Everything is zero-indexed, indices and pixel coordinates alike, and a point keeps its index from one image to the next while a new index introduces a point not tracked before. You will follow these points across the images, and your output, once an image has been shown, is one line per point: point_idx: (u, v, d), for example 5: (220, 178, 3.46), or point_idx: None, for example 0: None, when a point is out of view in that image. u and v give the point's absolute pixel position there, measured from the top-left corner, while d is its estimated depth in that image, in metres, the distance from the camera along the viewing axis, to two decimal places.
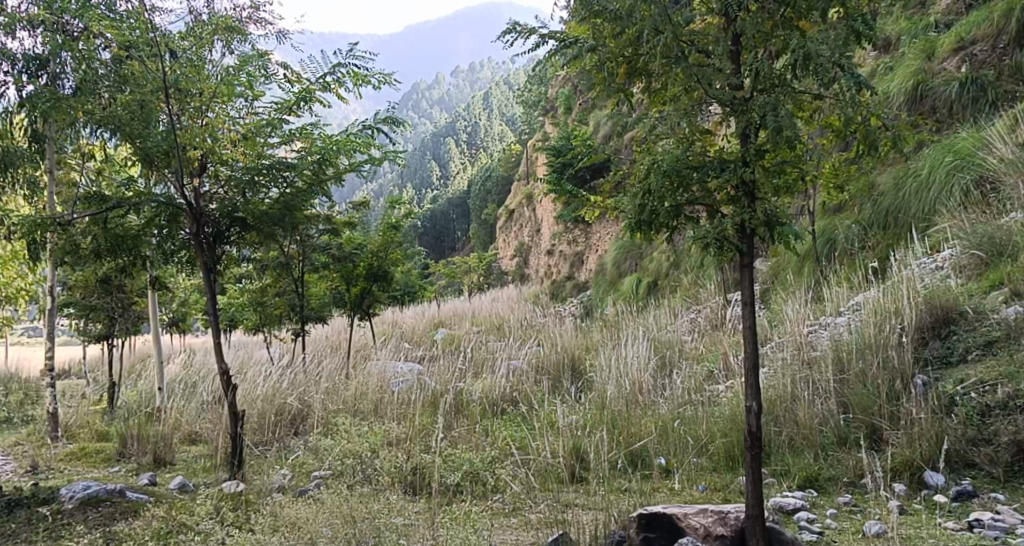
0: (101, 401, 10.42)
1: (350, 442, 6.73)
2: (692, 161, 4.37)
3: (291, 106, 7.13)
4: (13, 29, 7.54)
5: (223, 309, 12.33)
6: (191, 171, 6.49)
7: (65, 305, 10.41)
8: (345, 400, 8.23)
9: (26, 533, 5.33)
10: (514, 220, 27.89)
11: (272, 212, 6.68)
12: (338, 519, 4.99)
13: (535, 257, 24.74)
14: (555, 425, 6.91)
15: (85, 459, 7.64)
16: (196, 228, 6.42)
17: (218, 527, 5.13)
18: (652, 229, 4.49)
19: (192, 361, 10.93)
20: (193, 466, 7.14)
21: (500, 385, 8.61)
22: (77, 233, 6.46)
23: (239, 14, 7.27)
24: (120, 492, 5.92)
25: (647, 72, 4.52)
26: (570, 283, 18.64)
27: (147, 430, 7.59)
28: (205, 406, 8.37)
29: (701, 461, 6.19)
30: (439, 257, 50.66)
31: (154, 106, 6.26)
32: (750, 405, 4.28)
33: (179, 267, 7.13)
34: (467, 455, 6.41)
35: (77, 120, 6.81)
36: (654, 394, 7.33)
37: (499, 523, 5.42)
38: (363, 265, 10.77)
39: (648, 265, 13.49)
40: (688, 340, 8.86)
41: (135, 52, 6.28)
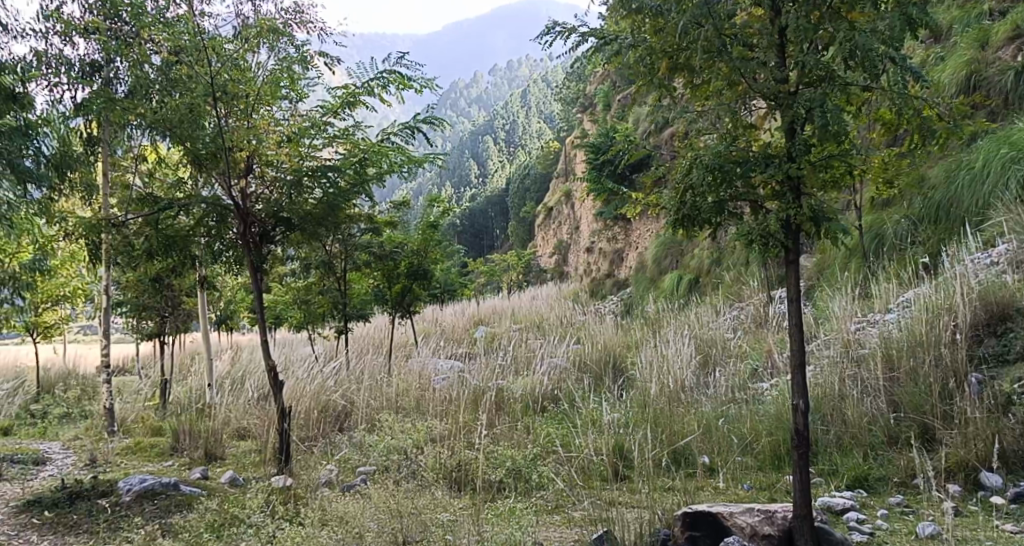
0: (153, 397, 10.69)
1: (395, 438, 6.85)
2: (735, 156, 4.37)
3: (335, 109, 7.24)
4: (69, 36, 7.76)
5: (269, 307, 12.53)
6: (238, 171, 6.71)
7: (118, 304, 10.71)
8: (389, 398, 8.36)
9: (88, 525, 5.54)
10: (552, 218, 27.88)
11: (316, 212, 6.79)
12: (385, 514, 5.07)
13: (574, 254, 24.67)
14: (599, 423, 6.92)
15: (140, 453, 7.86)
16: (242, 228, 6.63)
17: (269, 521, 5.26)
18: (695, 225, 4.49)
19: (240, 358, 11.16)
20: (243, 461, 7.31)
21: (541, 383, 8.65)
22: (130, 234, 6.68)
23: (283, 18, 7.42)
24: (174, 485, 6.06)
25: (689, 67, 4.51)
26: (611, 280, 18.53)
27: (198, 425, 7.79)
28: (252, 403, 8.53)
29: (746, 460, 6.16)
30: (477, 255, 50.76)
31: (203, 108, 6.41)
32: (798, 403, 4.27)
33: (228, 266, 7.31)
34: (509, 453, 6.46)
35: (130, 123, 7.00)
36: (696, 392, 7.32)
37: (543, 520, 5.46)
38: (403, 264, 10.89)
39: (689, 262, 13.39)
40: (731, 337, 8.81)
41: (185, 57, 6.44)
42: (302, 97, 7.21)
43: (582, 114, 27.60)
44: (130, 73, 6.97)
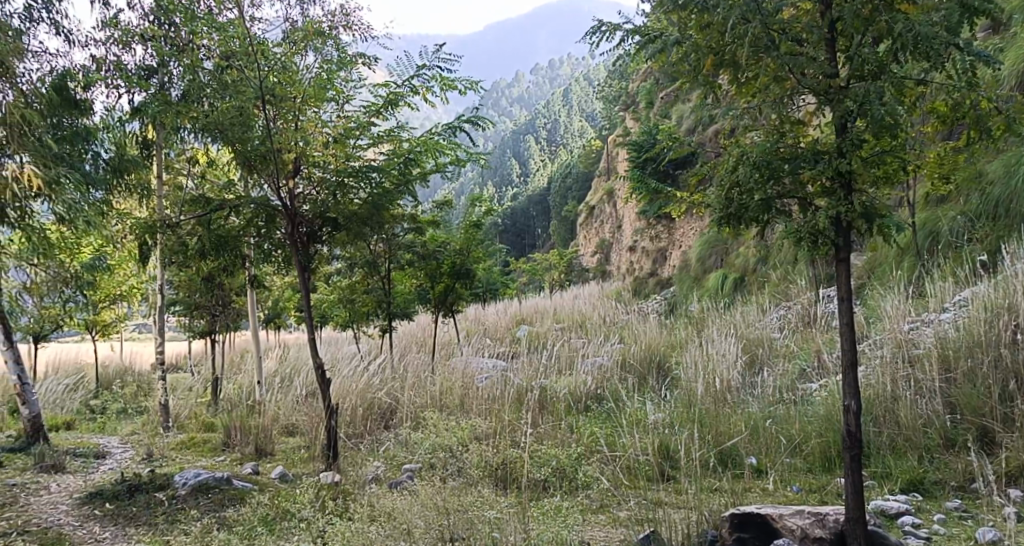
0: (204, 393, 10.93)
1: (440, 435, 6.93)
2: (783, 153, 4.33)
3: (378, 109, 7.15)
4: (127, 43, 7.98)
5: (315, 306, 12.72)
6: (288, 173, 6.81)
7: (171, 303, 10.97)
8: (433, 396, 8.43)
9: (146, 517, 5.72)
10: (594, 217, 27.78)
11: (360, 212, 6.89)
12: (432, 511, 5.13)
13: (617, 253, 24.55)
14: (644, 423, 6.90)
15: (194, 448, 8.06)
16: (290, 228, 6.77)
17: (319, 516, 5.38)
18: (741, 224, 4.46)
19: (287, 356, 11.36)
20: (292, 456, 7.44)
21: (585, 382, 8.63)
22: (183, 234, 6.85)
23: (329, 20, 7.52)
24: (227, 479, 6.20)
25: (735, 63, 4.49)
26: (654, 279, 18.40)
27: (248, 422, 7.95)
28: (300, 400, 8.67)
29: (795, 461, 6.08)
30: (519, 254, 50.78)
31: (253, 111, 6.55)
32: (850, 404, 4.21)
33: (276, 266, 7.45)
34: (554, 452, 6.47)
35: (183, 125, 7.18)
36: (743, 392, 7.25)
37: (588, 520, 5.47)
38: (446, 264, 10.96)
39: (734, 260, 13.26)
40: (779, 337, 8.71)
41: (236, 62, 6.59)
42: (347, 98, 7.16)
43: (624, 112, 27.44)
44: (183, 78, 7.14)
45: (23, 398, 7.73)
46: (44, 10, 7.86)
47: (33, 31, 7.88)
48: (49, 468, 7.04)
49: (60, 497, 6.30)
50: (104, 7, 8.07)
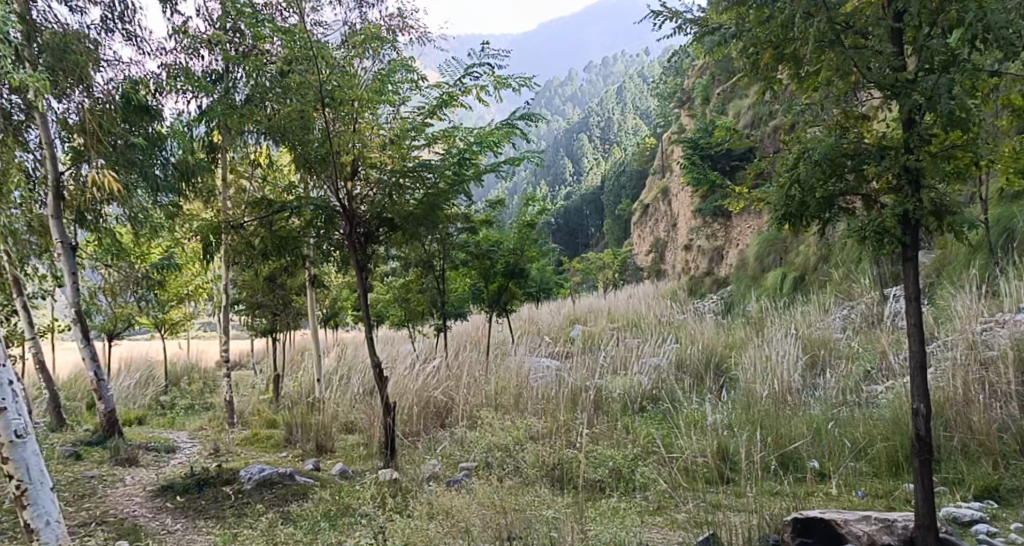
0: (266, 390, 11.20)
1: (495, 434, 6.97)
2: (846, 149, 4.24)
3: (432, 111, 7.23)
4: (195, 49, 8.22)
5: (372, 305, 12.91)
6: (346, 175, 6.96)
7: (234, 302, 11.27)
8: (489, 395, 8.48)
9: (215, 510, 5.90)
10: (649, 215, 27.54)
11: (416, 213, 6.98)
12: (489, 510, 5.18)
13: (672, 252, 24.29)
14: (701, 424, 6.85)
15: (258, 444, 8.27)
16: (349, 229, 6.89)
17: (380, 512, 5.48)
18: (803, 222, 4.39)
19: (345, 355, 11.56)
20: (351, 453, 7.59)
21: (641, 382, 8.58)
22: (248, 235, 7.04)
23: (388, 23, 7.67)
24: (290, 475, 6.35)
25: (797, 58, 4.42)
26: (710, 278, 18.16)
27: (309, 419, 8.11)
28: (359, 398, 8.81)
29: (860, 466, 5.96)
30: (572, 253, 50.66)
31: (312, 114, 6.73)
32: (919, 408, 4.13)
33: (336, 266, 7.60)
34: (610, 452, 6.45)
35: (246, 128, 7.36)
36: (804, 394, 7.14)
37: (645, 521, 5.45)
38: (500, 263, 11.01)
39: (794, 259, 13.01)
40: (841, 337, 8.54)
41: (298, 67, 6.74)
42: (403, 100, 7.27)
43: (680, 108, 27.11)
44: (248, 82, 7.32)
45: (99, 394, 8.01)
46: (119, 20, 8.13)
47: (109, 41, 8.17)
48: (123, 461, 7.31)
49: (134, 489, 6.53)
50: (174, 15, 8.32)
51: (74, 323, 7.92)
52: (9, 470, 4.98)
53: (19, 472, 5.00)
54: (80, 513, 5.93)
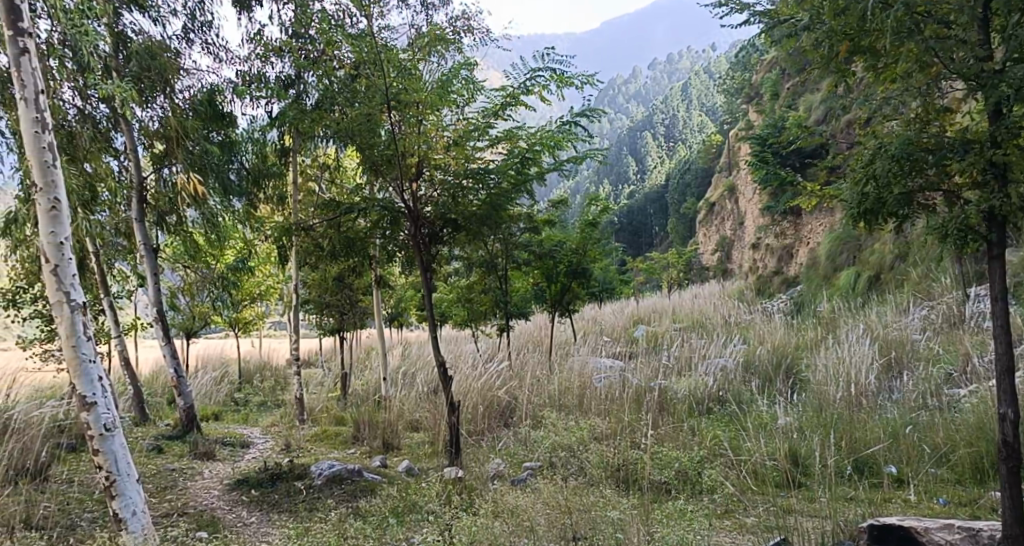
0: (334, 388, 11.44)
1: (559, 434, 6.96)
2: (926, 144, 4.13)
3: (497, 111, 7.14)
4: (268, 57, 8.42)
5: (437, 304, 13.03)
6: (411, 176, 7.09)
7: (303, 301, 11.52)
8: (552, 395, 8.46)
9: (287, 504, 6.05)
10: (715, 213, 27.10)
11: (479, 213, 7.05)
12: (554, 510, 5.22)
13: (739, 251, 23.82)
14: (770, 427, 6.71)
15: (327, 440, 8.44)
16: (413, 229, 7.05)
17: (446, 509, 5.53)
18: (879, 219, 4.28)
19: (410, 354, 11.69)
20: (417, 451, 7.68)
21: (707, 383, 8.45)
22: (317, 237, 7.20)
23: (452, 26, 7.70)
24: (358, 471, 6.45)
25: (873, 50, 4.33)
26: (778, 278, 17.77)
27: (376, 417, 8.23)
28: (424, 396, 8.90)
29: (940, 472, 5.76)
30: (636, 253, 50.25)
31: (379, 117, 6.85)
32: (1005, 412, 3.99)
33: (402, 267, 7.70)
34: (675, 454, 6.38)
35: (317, 133, 7.52)
36: (879, 397, 6.93)
37: (713, 524, 5.37)
38: (563, 263, 10.97)
39: (868, 257, 12.62)
40: (920, 338, 8.23)
41: (366, 70, 6.86)
42: (468, 101, 7.22)
43: (746, 104, 26.58)
44: (318, 86, 7.44)
45: (179, 390, 8.27)
46: (199, 30, 8.41)
47: (188, 51, 8.44)
48: (201, 455, 7.55)
49: (213, 482, 6.74)
50: (250, 23, 8.55)
51: (155, 322, 8.21)
52: (99, 462, 5.23)
53: (109, 463, 5.25)
54: (162, 504, 6.14)
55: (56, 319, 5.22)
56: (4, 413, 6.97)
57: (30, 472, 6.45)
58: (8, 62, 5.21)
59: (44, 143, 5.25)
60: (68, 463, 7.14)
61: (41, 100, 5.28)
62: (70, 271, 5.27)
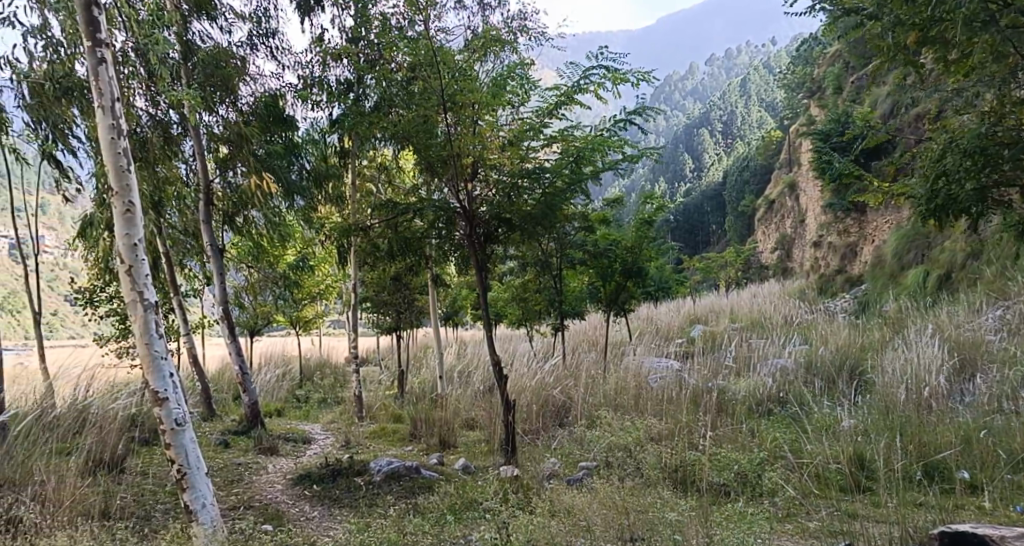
0: (391, 386, 11.56)
1: (614, 435, 6.91)
2: (1001, 138, 4.59)
3: (552, 111, 7.12)
4: (328, 61, 8.55)
5: (492, 303, 13.06)
6: (466, 176, 7.12)
7: (361, 300, 11.67)
8: (608, 394, 8.40)
9: (347, 500, 6.15)
10: (775, 211, 26.56)
11: (534, 212, 7.05)
12: (610, 511, 5.18)
13: (800, 249, 23.31)
14: (833, 429, 6.56)
15: (385, 437, 8.54)
16: (468, 229, 7.09)
17: (503, 507, 5.56)
18: (951, 214, 4.77)
19: (465, 353, 11.74)
20: (474, 449, 7.71)
21: (766, 384, 8.28)
22: (374, 237, 7.30)
23: (508, 26, 7.71)
24: (415, 468, 6.50)
25: (942, 41, 4.64)
26: (842, 277, 17.30)
27: (432, 415, 8.29)
28: (479, 395, 8.94)
29: (1018, 479, 5.56)
30: (692, 252, 49.57)
31: (435, 118, 6.94)
32: None
33: (458, 266, 7.74)
34: (735, 456, 6.25)
35: (375, 135, 7.63)
36: (951, 400, 6.71)
37: (774, 527, 5.27)
38: (618, 261, 10.88)
39: (938, 256, 12.22)
40: (995, 339, 7.93)
41: (422, 72, 6.92)
42: (523, 101, 7.19)
43: (808, 99, 25.98)
44: (376, 89, 7.50)
45: (244, 387, 8.45)
46: (263, 36, 8.58)
47: (253, 57, 8.62)
48: (265, 450, 7.72)
49: (277, 477, 6.88)
50: (312, 28, 8.69)
51: (220, 320, 8.41)
52: (171, 455, 5.38)
53: (179, 457, 5.39)
54: (230, 497, 6.30)
55: (130, 317, 5.38)
56: (82, 406, 7.14)
57: (106, 464, 6.66)
58: (86, 71, 5.41)
59: (120, 148, 5.43)
60: (142, 456, 7.36)
61: (117, 107, 5.45)
62: (144, 272, 5.43)
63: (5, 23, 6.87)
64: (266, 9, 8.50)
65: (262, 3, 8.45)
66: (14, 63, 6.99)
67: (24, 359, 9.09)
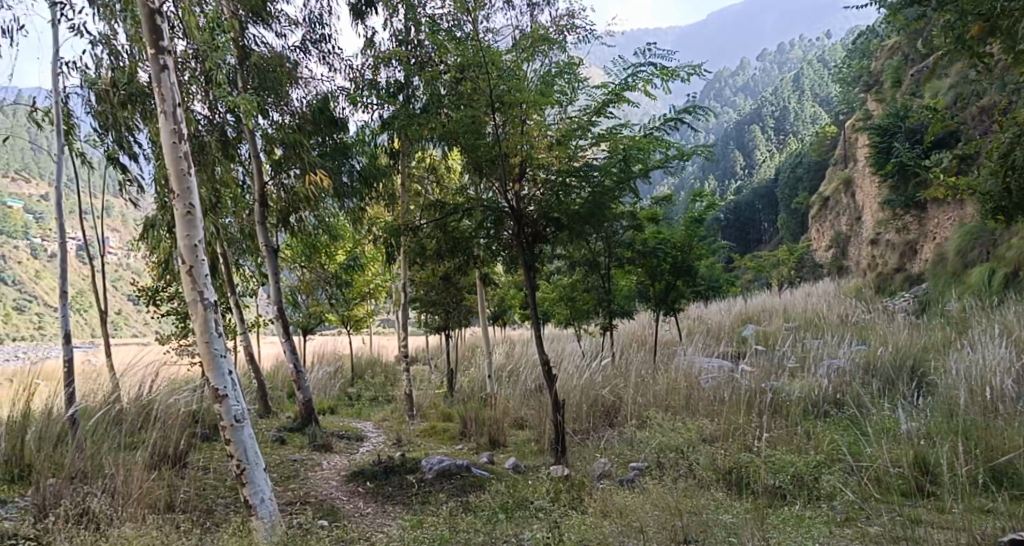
0: (441, 385, 11.60)
1: (665, 435, 6.82)
2: None
3: (600, 109, 7.07)
4: (379, 64, 8.63)
5: (541, 303, 13.02)
6: (514, 176, 7.10)
7: (410, 300, 11.75)
8: (658, 395, 8.31)
9: (401, 497, 6.21)
10: (830, 208, 25.98)
11: (583, 211, 7.00)
12: (664, 512, 5.13)
13: (856, 247, 22.75)
14: (894, 431, 6.39)
15: (436, 436, 8.58)
16: (517, 228, 7.07)
17: (555, 507, 5.56)
18: None
19: (514, 352, 11.72)
20: (524, 449, 7.69)
21: (822, 385, 8.09)
22: (424, 236, 7.34)
23: (556, 25, 7.68)
24: (466, 467, 6.50)
25: (1009, 31, 4.61)
26: (900, 275, 16.85)
27: (482, 413, 8.29)
28: (528, 394, 8.91)
29: None
30: (743, 250, 48.80)
31: (484, 118, 6.94)
32: None
33: (507, 266, 7.73)
34: (791, 458, 6.13)
35: (424, 136, 7.67)
36: (1019, 403, 6.48)
37: (834, 532, 5.16)
38: (668, 260, 10.76)
39: (1004, 253, 11.80)
40: None
41: (470, 73, 6.92)
42: (571, 100, 7.14)
43: (865, 93, 25.33)
44: (426, 90, 7.55)
45: (298, 385, 8.56)
46: (317, 41, 8.68)
47: (306, 61, 8.73)
48: (320, 447, 7.81)
49: (332, 473, 6.95)
50: (365, 31, 8.76)
51: (275, 320, 8.53)
52: (230, 451, 5.48)
53: (238, 453, 5.49)
54: (287, 493, 6.40)
55: (190, 315, 5.49)
56: (146, 402, 7.30)
57: (170, 459, 6.81)
58: (149, 78, 5.54)
59: (181, 152, 5.54)
60: (203, 451, 7.52)
61: (178, 112, 5.57)
62: (203, 272, 5.53)
63: (74, 31, 7.07)
64: (320, 14, 8.60)
65: (315, 8, 8.56)
66: (81, 70, 7.20)
67: (89, 356, 9.37)
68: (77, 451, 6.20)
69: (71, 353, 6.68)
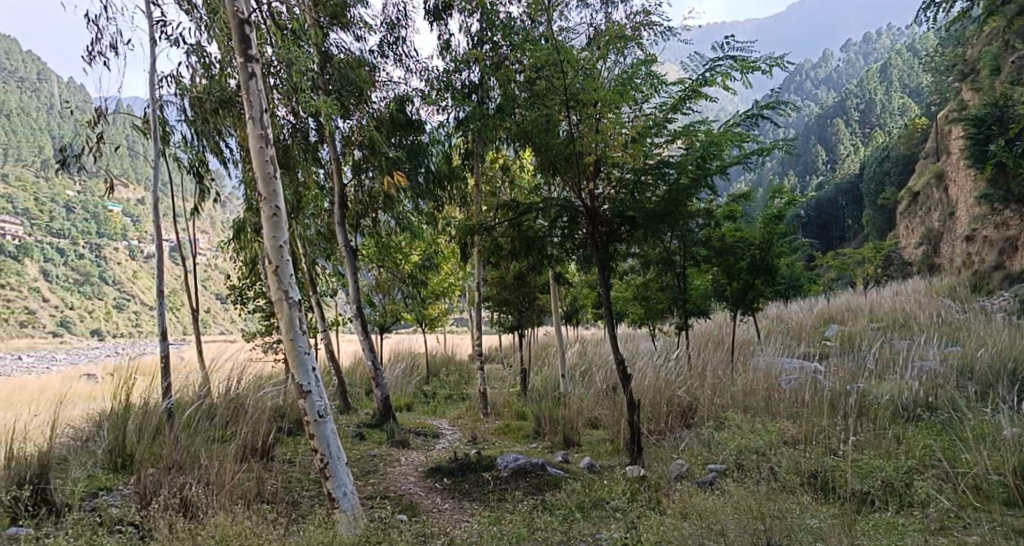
0: (515, 384, 11.60)
1: (745, 437, 6.63)
2: None
3: (676, 106, 6.91)
4: (454, 64, 8.69)
5: (615, 302, 12.89)
6: (588, 175, 7.01)
7: (484, 299, 11.78)
8: (736, 396, 8.10)
9: (478, 494, 6.21)
10: (920, 204, 24.95)
11: (658, 209, 6.82)
12: (745, 514, 5.00)
13: (950, 244, 21.75)
14: (993, 437, 6.07)
15: (510, 434, 8.57)
16: (591, 227, 6.97)
17: (634, 508, 5.49)
18: None
19: (587, 351, 11.63)
20: (599, 448, 7.60)
21: (913, 388, 7.75)
22: (499, 235, 7.33)
23: (632, 22, 7.62)
24: (541, 465, 6.44)
25: None
26: (999, 274, 16.02)
27: (556, 412, 8.24)
28: (603, 393, 8.81)
29: None
30: (824, 248, 47.34)
31: (559, 117, 6.90)
32: None
33: (582, 265, 7.66)
34: (879, 463, 5.89)
35: (500, 136, 7.68)
36: None
37: (928, 540, 4.94)
38: (747, 259, 10.50)
39: None
40: None
41: (545, 72, 6.89)
42: (647, 97, 6.99)
43: (958, 84, 24.24)
44: (501, 91, 7.56)
45: (376, 382, 8.67)
46: (394, 44, 8.79)
47: (383, 64, 8.84)
48: (398, 443, 7.90)
49: (409, 469, 7.00)
50: (440, 34, 8.83)
51: (353, 318, 8.65)
52: (314, 445, 5.57)
53: (322, 447, 5.58)
54: (367, 487, 6.47)
55: (276, 314, 5.61)
56: (234, 397, 7.50)
57: (258, 453, 6.98)
58: (238, 84, 5.66)
59: (268, 156, 5.65)
60: (286, 445, 7.69)
61: (265, 118, 5.68)
62: (288, 272, 5.63)
63: (170, 42, 7.33)
64: (397, 18, 8.71)
65: (393, 12, 8.67)
66: (176, 78, 7.46)
67: (177, 353, 9.69)
68: (172, 443, 6.42)
69: (165, 349, 6.91)
